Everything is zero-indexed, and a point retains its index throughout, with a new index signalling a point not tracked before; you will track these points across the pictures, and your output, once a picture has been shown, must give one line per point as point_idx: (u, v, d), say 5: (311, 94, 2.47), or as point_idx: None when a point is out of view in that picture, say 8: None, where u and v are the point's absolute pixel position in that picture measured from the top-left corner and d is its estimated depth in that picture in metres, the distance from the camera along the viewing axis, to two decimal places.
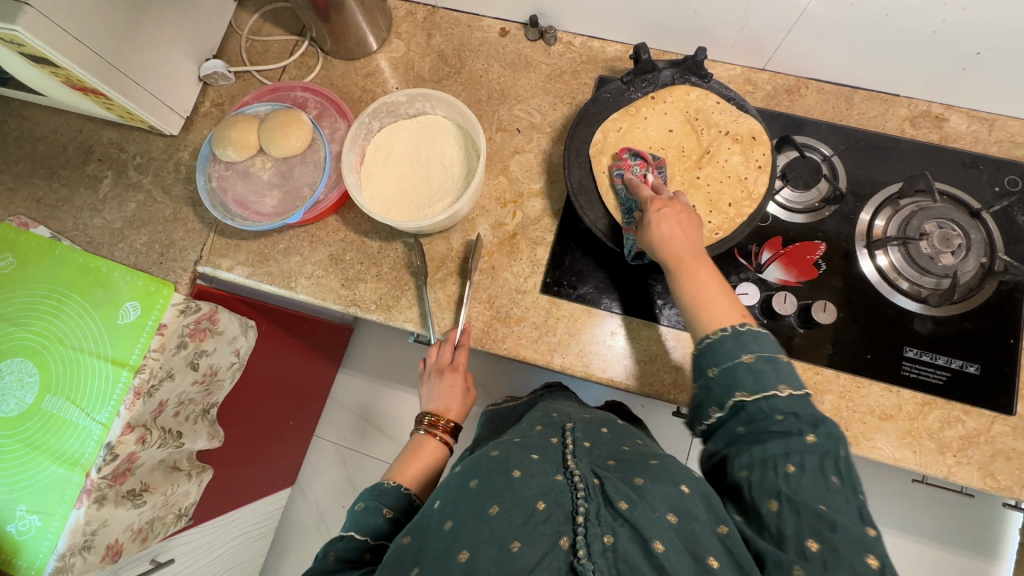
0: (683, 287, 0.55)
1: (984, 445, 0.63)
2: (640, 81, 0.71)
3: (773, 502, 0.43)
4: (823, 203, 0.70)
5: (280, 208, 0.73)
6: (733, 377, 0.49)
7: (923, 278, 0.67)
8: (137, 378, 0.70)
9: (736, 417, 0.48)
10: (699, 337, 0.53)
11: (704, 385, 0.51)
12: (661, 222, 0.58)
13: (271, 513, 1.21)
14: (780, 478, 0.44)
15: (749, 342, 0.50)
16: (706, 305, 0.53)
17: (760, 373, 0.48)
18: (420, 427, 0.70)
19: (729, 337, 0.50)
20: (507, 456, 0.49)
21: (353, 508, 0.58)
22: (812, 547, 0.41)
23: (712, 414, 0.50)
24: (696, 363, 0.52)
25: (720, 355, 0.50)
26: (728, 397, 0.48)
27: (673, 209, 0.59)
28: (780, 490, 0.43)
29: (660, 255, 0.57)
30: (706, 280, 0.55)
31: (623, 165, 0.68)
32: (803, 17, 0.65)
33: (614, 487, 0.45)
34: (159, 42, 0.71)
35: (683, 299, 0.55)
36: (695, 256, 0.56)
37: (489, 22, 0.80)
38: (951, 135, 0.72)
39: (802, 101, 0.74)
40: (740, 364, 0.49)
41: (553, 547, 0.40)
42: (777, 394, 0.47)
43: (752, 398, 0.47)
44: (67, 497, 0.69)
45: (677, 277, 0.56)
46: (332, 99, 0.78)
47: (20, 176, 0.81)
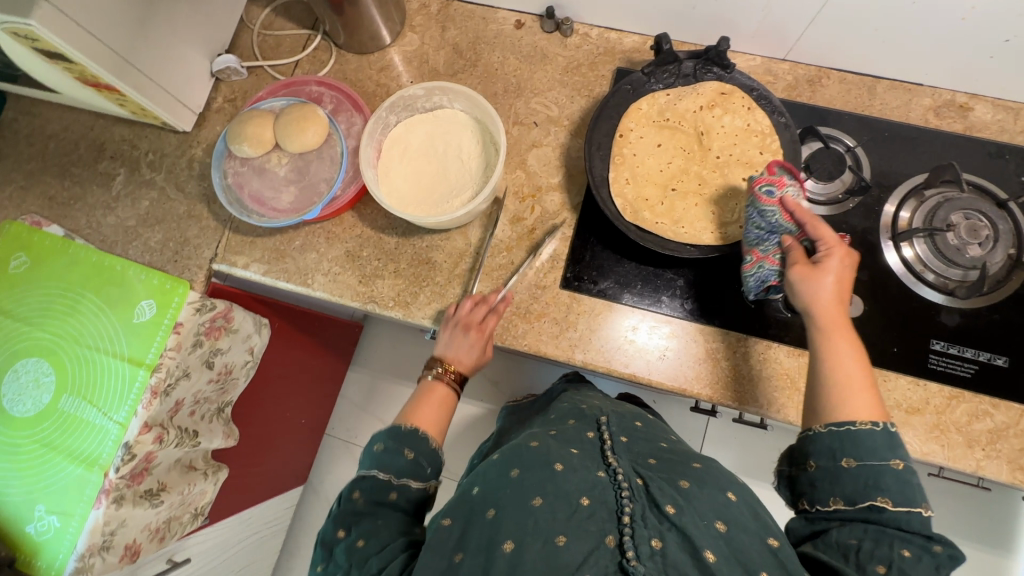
0: (829, 360, 0.52)
1: (1013, 438, 0.62)
2: (661, 72, 0.70)
3: (881, 566, 0.42)
4: (847, 194, 0.69)
5: (297, 204, 0.72)
6: (879, 478, 0.45)
7: (949, 270, 0.66)
8: (154, 378, 0.70)
9: (861, 513, 0.45)
10: (839, 420, 0.49)
11: (834, 470, 0.47)
12: (830, 276, 0.54)
13: (284, 512, 1.21)
14: (895, 552, 0.42)
15: (900, 449, 0.46)
16: (854, 389, 0.50)
17: (907, 483, 0.45)
18: (429, 372, 0.68)
19: (881, 436, 0.47)
20: (546, 448, 0.49)
21: (372, 448, 0.58)
22: None
23: (831, 501, 0.47)
24: (827, 444, 0.48)
25: (865, 451, 0.46)
26: (864, 497, 0.45)
27: (847, 266, 0.55)
28: (892, 560, 0.42)
29: (812, 308, 0.54)
30: (859, 362, 0.52)
31: (776, 181, 0.60)
32: (828, 6, 0.64)
33: (659, 488, 0.44)
34: (172, 37, 0.70)
35: (829, 374, 0.52)
36: (847, 330, 0.53)
37: (504, 14, 0.79)
38: (976, 124, 0.71)
39: (824, 92, 0.73)
40: (887, 468, 0.45)
41: (598, 544, 0.40)
42: (919, 513, 0.44)
43: (893, 508, 0.44)
44: (85, 498, 0.69)
45: (823, 339, 0.53)
46: (347, 94, 0.77)
47: (32, 174, 0.81)
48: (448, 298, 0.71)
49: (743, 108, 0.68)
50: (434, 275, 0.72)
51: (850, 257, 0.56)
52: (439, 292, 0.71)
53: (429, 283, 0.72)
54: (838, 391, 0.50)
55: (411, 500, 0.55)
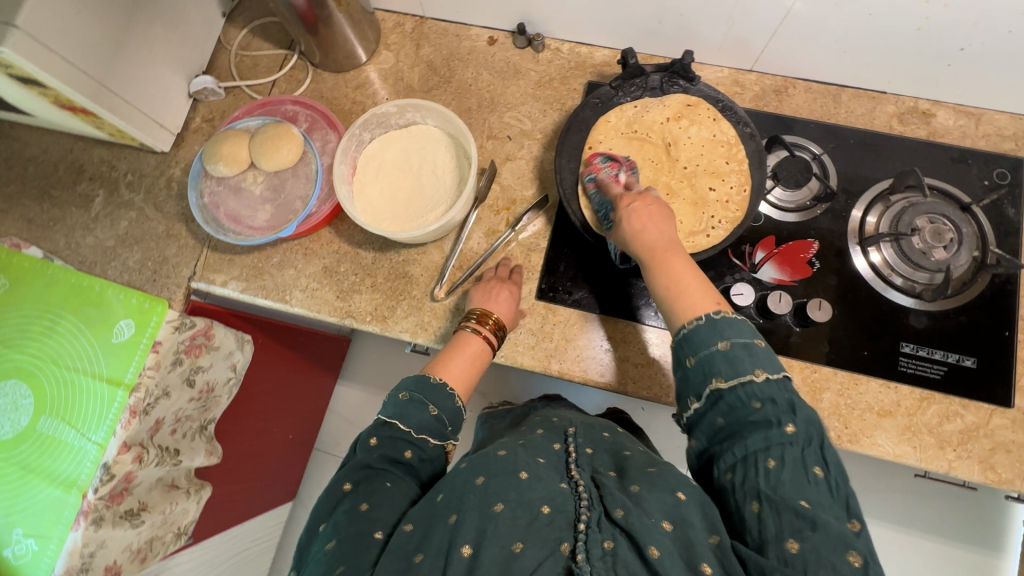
0: (657, 276, 0.57)
1: (983, 438, 0.63)
2: (629, 85, 0.71)
3: (755, 502, 0.45)
4: (815, 201, 0.70)
5: (273, 222, 0.73)
6: (711, 366, 0.51)
7: (916, 274, 0.67)
8: (133, 398, 0.70)
9: (716, 409, 0.50)
10: (676, 327, 0.55)
11: (684, 376, 0.53)
12: (632, 216, 0.59)
13: (272, 529, 1.21)
14: (761, 474, 0.45)
15: (723, 330, 0.52)
16: (678, 292, 0.55)
17: (737, 359, 0.50)
18: (467, 322, 0.65)
19: (705, 326, 0.52)
20: (513, 456, 0.50)
21: (396, 396, 0.59)
22: (793, 548, 0.42)
23: (692, 406, 0.52)
24: (676, 358, 0.54)
25: (697, 346, 0.52)
26: (707, 388, 0.51)
27: (647, 203, 0.60)
28: (760, 490, 0.45)
29: (634, 248, 0.59)
30: (680, 269, 0.56)
31: (593, 168, 0.68)
32: (788, 18, 0.65)
33: (612, 495, 0.47)
34: (147, 60, 0.71)
35: (658, 291, 0.57)
36: (667, 247, 0.58)
37: (477, 31, 0.81)
38: (939, 130, 0.72)
39: (790, 101, 0.75)
40: (715, 353, 0.51)
41: (553, 551, 0.42)
42: (752, 380, 0.49)
43: (728, 386, 0.50)
44: (63, 520, 0.69)
45: (652, 270, 0.57)
46: (322, 111, 0.78)
47: (11, 197, 0.81)
48: (425, 311, 0.72)
49: (709, 120, 0.70)
50: (411, 289, 0.73)
51: (649, 198, 0.60)
52: (416, 305, 0.72)
53: (407, 297, 0.72)
54: (668, 304, 0.55)
55: (425, 459, 0.57)
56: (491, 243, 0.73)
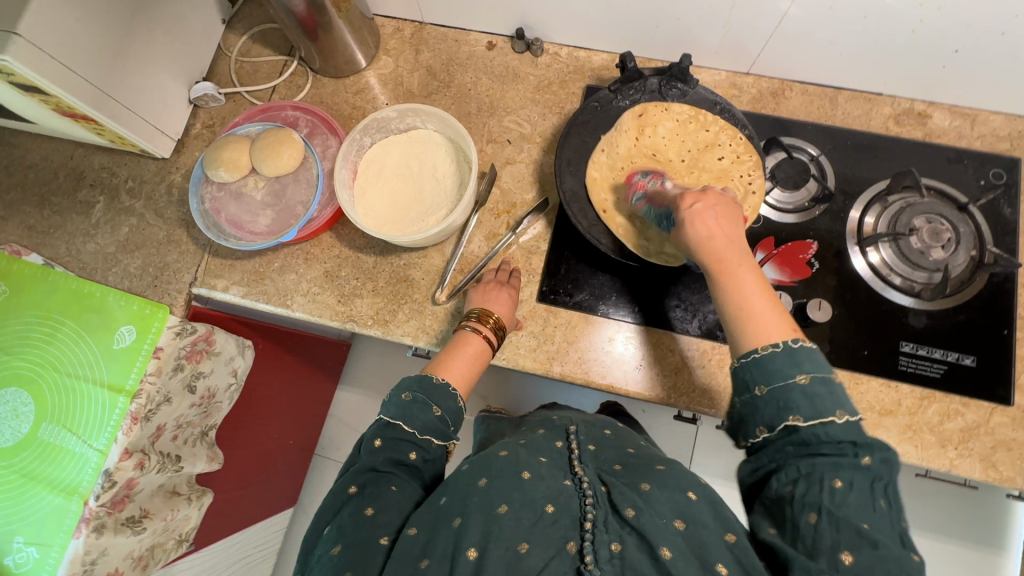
0: (728, 293, 0.52)
1: (984, 436, 0.63)
2: (627, 89, 0.72)
3: (813, 514, 0.43)
4: (813, 202, 0.71)
5: (274, 226, 0.73)
6: (787, 398, 0.46)
7: (915, 273, 0.67)
8: (134, 404, 0.70)
9: (787, 437, 0.46)
10: (745, 350, 0.50)
11: (751, 401, 0.49)
12: (696, 219, 0.55)
13: (273, 535, 1.20)
14: (824, 492, 0.43)
15: (804, 361, 0.47)
16: (750, 313, 0.50)
17: (816, 397, 0.46)
18: (467, 321, 0.65)
19: (781, 354, 0.48)
20: (515, 457, 0.51)
21: (399, 396, 0.58)
22: (847, 561, 0.41)
23: (760, 430, 0.48)
24: (742, 377, 0.49)
25: (772, 374, 0.47)
26: (781, 418, 0.47)
27: (711, 205, 0.55)
28: (823, 505, 0.43)
29: (699, 254, 0.54)
30: (752, 290, 0.51)
31: (637, 186, 0.67)
32: (784, 22, 0.66)
33: (621, 493, 0.47)
34: (148, 66, 0.71)
35: (728, 310, 0.52)
36: (738, 261, 0.53)
37: (476, 36, 0.81)
38: (935, 131, 0.73)
39: (787, 103, 0.75)
40: (794, 384, 0.47)
41: (560, 551, 0.43)
42: (834, 422, 0.45)
43: (807, 424, 0.45)
44: (64, 527, 0.69)
45: (719, 281, 0.53)
46: (322, 117, 0.78)
47: (10, 204, 0.81)
48: (427, 314, 0.72)
49: (662, 112, 0.71)
50: (413, 293, 0.73)
51: (716, 201, 0.56)
52: (417, 309, 0.72)
53: (408, 301, 0.73)
54: (738, 327, 0.51)
55: (429, 459, 0.57)
56: (492, 246, 0.73)
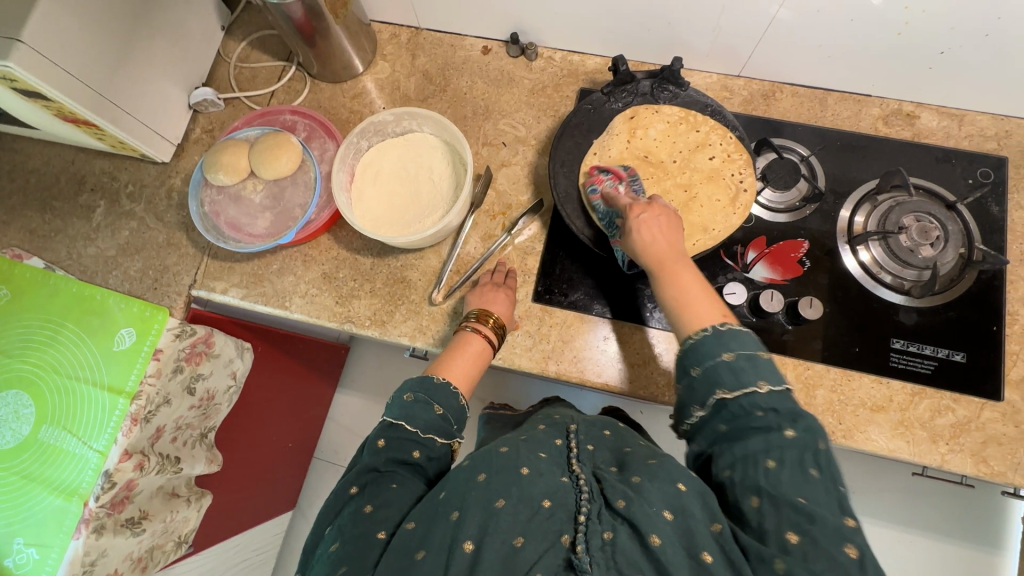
0: (668, 289, 0.57)
1: (975, 431, 0.64)
2: (620, 91, 0.73)
3: (754, 497, 0.46)
4: (804, 202, 0.72)
5: (272, 228, 0.74)
6: (716, 377, 0.51)
7: (905, 270, 0.68)
8: (134, 405, 0.71)
9: (719, 416, 0.51)
10: (683, 338, 0.55)
11: (688, 385, 0.53)
12: (643, 226, 0.59)
13: (273, 538, 1.20)
14: (760, 473, 0.46)
15: (729, 341, 0.52)
16: (687, 303, 0.56)
17: (740, 370, 0.50)
18: (466, 322, 0.66)
19: (711, 337, 0.53)
20: (515, 453, 0.51)
21: (401, 397, 0.59)
22: (792, 539, 0.43)
23: (696, 412, 0.52)
24: (679, 366, 0.54)
25: (702, 356, 0.52)
26: (711, 396, 0.51)
27: (654, 214, 0.60)
28: (760, 486, 0.46)
29: (643, 258, 0.59)
30: (689, 283, 0.57)
31: (597, 180, 0.69)
32: (773, 25, 0.67)
33: (613, 488, 0.48)
34: (148, 72, 0.72)
35: (667, 302, 0.57)
36: (677, 261, 0.58)
37: (471, 41, 0.82)
38: (923, 131, 0.74)
39: (778, 105, 0.77)
40: (721, 364, 0.51)
41: (554, 542, 0.44)
42: (756, 392, 0.49)
43: (733, 396, 0.50)
44: (65, 528, 0.69)
45: (660, 281, 0.58)
46: (320, 121, 0.79)
47: (13, 209, 0.82)
48: (424, 315, 0.73)
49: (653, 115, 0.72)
50: (410, 294, 0.74)
51: (659, 210, 0.60)
52: (414, 309, 0.73)
53: (405, 302, 0.73)
54: (676, 316, 0.56)
55: (433, 457, 0.57)
56: (488, 247, 0.74)
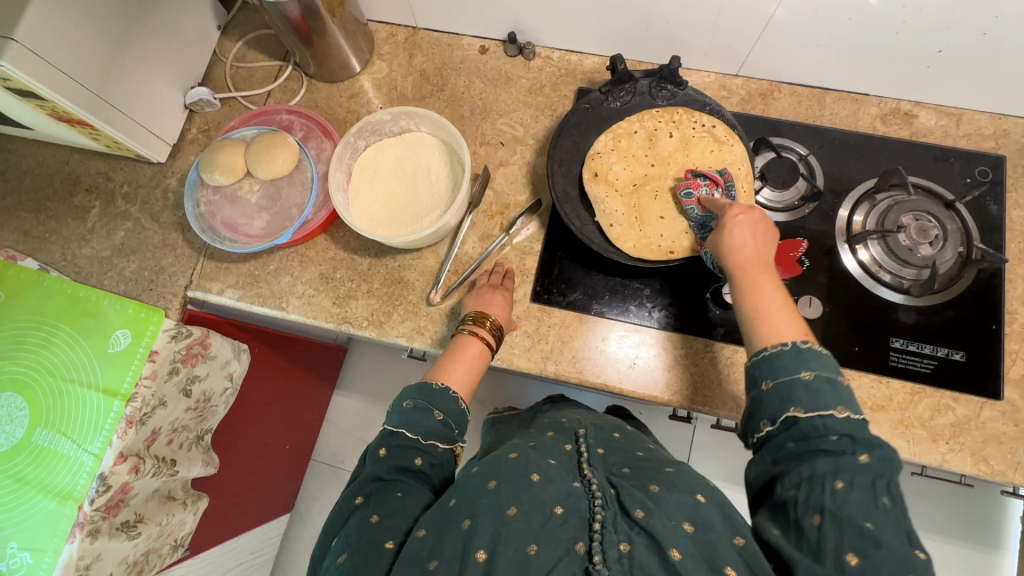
0: (745, 296, 0.56)
1: (975, 431, 0.64)
2: (618, 91, 0.72)
3: (816, 516, 0.43)
4: (803, 201, 0.72)
5: (269, 229, 0.74)
6: (791, 392, 0.48)
7: (904, 270, 0.68)
8: (129, 408, 0.70)
9: (787, 432, 0.47)
10: (757, 349, 0.53)
11: (758, 397, 0.50)
12: (734, 228, 0.58)
13: (270, 540, 1.20)
14: (826, 493, 0.43)
15: (809, 359, 0.49)
16: (766, 316, 0.53)
17: (819, 392, 0.47)
18: (463, 325, 0.65)
19: (790, 352, 0.50)
20: (525, 459, 0.52)
21: (401, 404, 0.58)
22: (852, 562, 0.40)
23: (761, 427, 0.49)
24: (751, 375, 0.52)
25: (777, 369, 0.50)
26: (783, 412, 0.48)
27: (751, 217, 0.58)
28: (824, 506, 0.43)
29: (727, 260, 0.58)
30: (771, 299, 0.55)
31: (692, 184, 0.68)
32: (771, 24, 0.67)
33: (629, 494, 0.48)
34: (144, 71, 0.72)
35: (742, 312, 0.56)
36: (763, 274, 0.56)
37: (469, 40, 0.82)
38: (921, 130, 0.74)
39: (776, 104, 0.76)
40: (798, 380, 0.48)
41: (569, 550, 0.44)
42: (833, 415, 0.46)
43: (807, 415, 0.47)
44: (59, 532, 0.68)
45: (739, 286, 0.56)
46: (317, 121, 0.79)
47: (6, 210, 0.81)
48: (421, 316, 0.72)
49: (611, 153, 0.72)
50: (407, 294, 0.73)
51: (758, 215, 0.59)
52: (412, 310, 0.73)
53: (403, 302, 0.73)
54: (752, 328, 0.54)
55: (436, 463, 0.56)
56: (486, 247, 0.74)
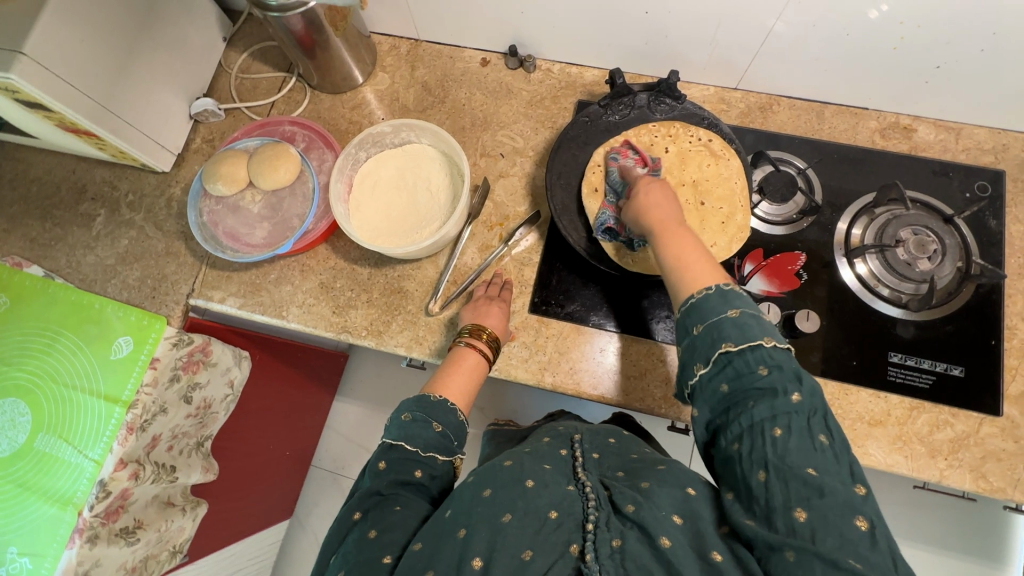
0: (667, 252, 0.57)
1: (974, 447, 0.63)
2: (617, 104, 0.73)
3: (761, 470, 0.43)
4: (801, 214, 0.72)
5: (270, 238, 0.75)
6: (720, 332, 0.48)
7: (903, 284, 0.68)
8: (131, 414, 0.71)
9: (722, 376, 0.47)
10: (683, 300, 0.53)
11: (690, 344, 0.50)
12: (649, 193, 0.62)
13: (269, 546, 1.20)
14: (768, 442, 0.43)
15: (732, 299, 0.50)
16: (687, 266, 0.55)
17: (745, 326, 0.48)
18: (460, 337, 0.66)
19: (715, 295, 0.51)
20: (519, 466, 0.51)
21: (399, 417, 0.59)
22: (801, 518, 0.41)
23: (697, 372, 0.49)
24: (681, 325, 0.52)
25: (706, 313, 0.50)
26: (715, 352, 0.48)
27: (662, 185, 0.63)
28: (768, 459, 0.43)
29: (646, 222, 0.60)
30: (687, 244, 0.56)
31: (620, 151, 0.70)
32: (770, 38, 0.68)
33: (621, 493, 0.49)
34: (150, 83, 0.73)
35: (665, 262, 0.57)
36: (677, 226, 0.58)
37: (471, 53, 0.83)
38: (921, 144, 0.74)
39: (775, 118, 0.77)
40: (725, 319, 0.49)
41: (563, 553, 0.44)
42: (762, 346, 0.47)
43: (738, 351, 0.47)
44: (58, 538, 0.69)
45: (660, 242, 0.58)
46: (319, 132, 0.80)
47: (13, 217, 0.82)
48: (420, 326, 0.73)
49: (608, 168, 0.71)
50: (407, 304, 0.74)
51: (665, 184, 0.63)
52: (411, 320, 0.73)
53: (402, 312, 0.73)
54: (675, 274, 0.55)
55: (436, 475, 0.57)
56: (485, 258, 0.74)
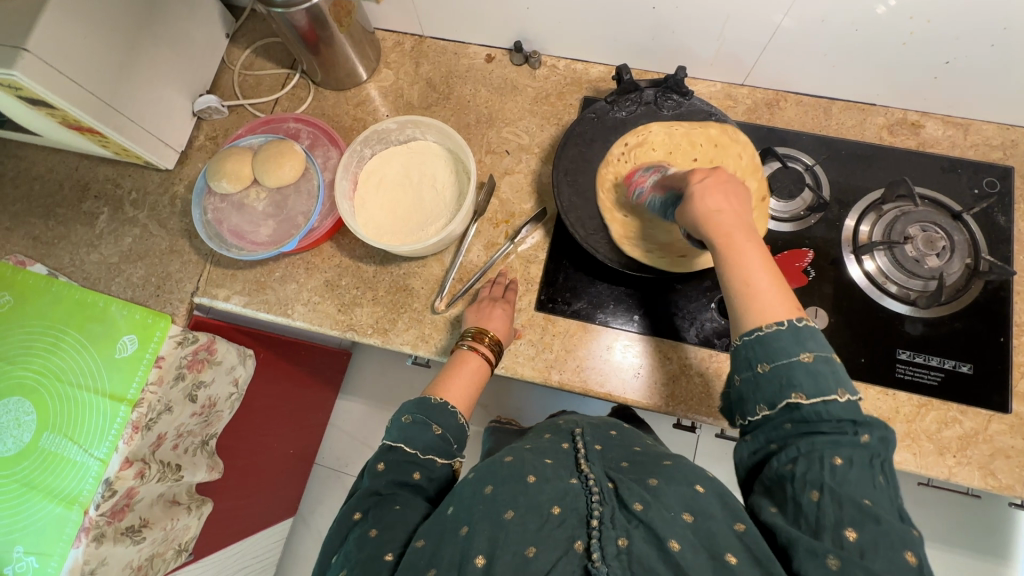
0: (731, 271, 0.49)
1: (982, 444, 0.63)
2: (623, 101, 0.73)
3: (815, 491, 0.43)
4: (809, 211, 0.72)
5: (275, 236, 0.74)
6: (791, 375, 0.46)
7: (911, 281, 0.68)
8: (136, 413, 0.71)
9: (787, 414, 0.46)
10: (748, 329, 0.48)
11: (753, 379, 0.48)
12: (706, 194, 0.51)
13: (273, 545, 1.20)
14: (826, 470, 0.43)
15: (807, 340, 0.46)
16: (757, 295, 0.48)
17: (818, 374, 0.45)
18: (463, 340, 0.65)
19: (787, 333, 0.46)
20: (520, 461, 0.51)
21: (399, 419, 0.59)
22: (851, 537, 0.41)
23: (758, 411, 0.48)
24: (743, 355, 0.48)
25: (776, 353, 0.46)
26: (783, 397, 0.46)
27: (720, 179, 0.52)
28: (824, 482, 0.43)
29: (705, 228, 0.50)
30: (755, 263, 0.49)
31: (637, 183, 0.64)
32: (778, 33, 0.67)
33: (627, 488, 0.48)
34: (153, 80, 0.72)
35: (730, 282, 0.50)
36: (744, 238, 0.49)
37: (475, 49, 0.83)
38: (928, 140, 0.74)
39: (782, 114, 0.76)
40: (798, 363, 0.46)
41: (568, 550, 0.44)
42: (835, 401, 0.44)
43: (809, 401, 0.45)
44: (65, 537, 0.69)
45: (723, 257, 0.50)
46: (323, 128, 0.79)
47: (16, 215, 0.82)
48: (426, 324, 0.72)
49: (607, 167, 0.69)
50: (412, 302, 0.73)
51: (721, 175, 0.52)
52: (417, 318, 0.73)
53: (408, 310, 0.73)
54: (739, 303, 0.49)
55: (433, 478, 0.57)
56: (491, 256, 0.74)
